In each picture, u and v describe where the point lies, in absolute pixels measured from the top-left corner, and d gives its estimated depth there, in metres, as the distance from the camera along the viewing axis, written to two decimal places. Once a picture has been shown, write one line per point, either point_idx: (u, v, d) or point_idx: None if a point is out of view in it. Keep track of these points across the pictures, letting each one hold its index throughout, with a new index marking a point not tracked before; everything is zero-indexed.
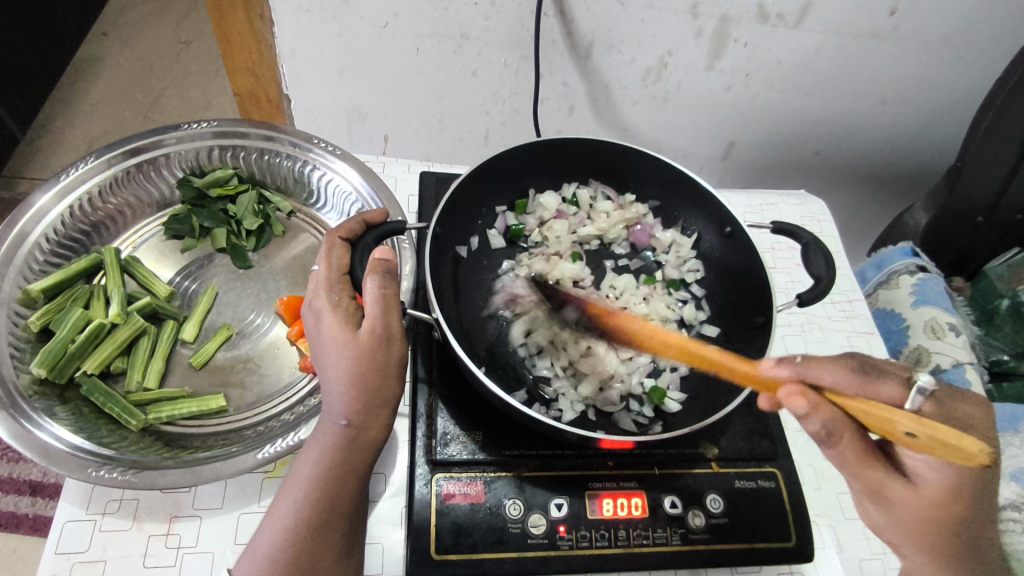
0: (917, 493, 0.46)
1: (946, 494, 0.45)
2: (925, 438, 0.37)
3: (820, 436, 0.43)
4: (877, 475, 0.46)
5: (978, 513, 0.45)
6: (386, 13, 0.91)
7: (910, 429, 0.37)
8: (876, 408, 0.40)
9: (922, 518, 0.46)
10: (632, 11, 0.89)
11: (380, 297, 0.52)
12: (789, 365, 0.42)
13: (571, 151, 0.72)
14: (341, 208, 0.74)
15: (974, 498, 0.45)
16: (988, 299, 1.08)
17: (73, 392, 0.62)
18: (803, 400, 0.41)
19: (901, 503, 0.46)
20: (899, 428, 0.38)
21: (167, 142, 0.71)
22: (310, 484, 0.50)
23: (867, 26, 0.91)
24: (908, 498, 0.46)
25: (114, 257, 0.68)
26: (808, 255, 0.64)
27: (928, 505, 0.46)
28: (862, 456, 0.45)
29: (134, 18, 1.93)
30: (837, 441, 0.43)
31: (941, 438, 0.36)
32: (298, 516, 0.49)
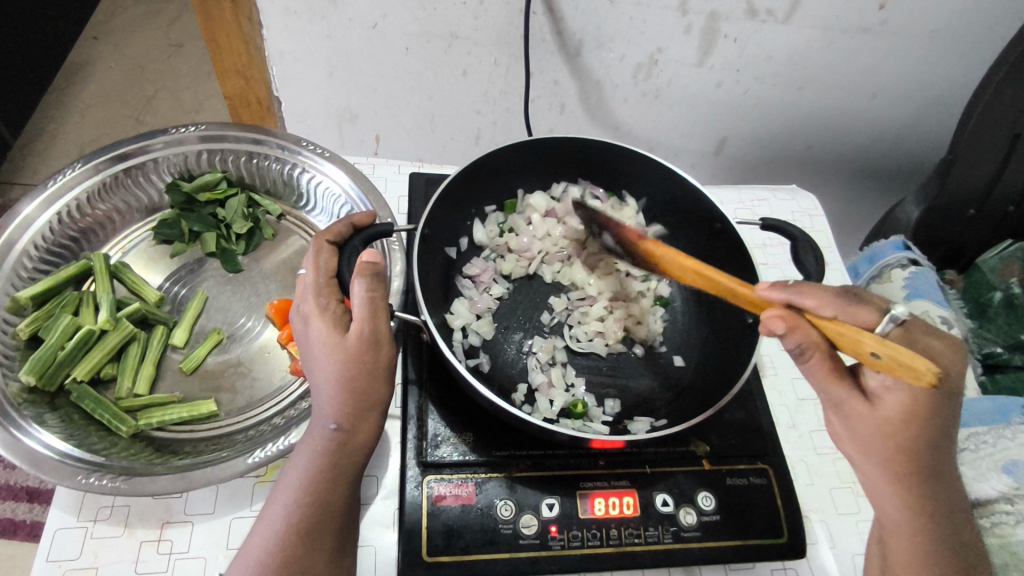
0: (878, 412, 0.46)
1: (910, 411, 0.46)
2: (887, 358, 0.39)
3: (799, 355, 0.45)
4: (845, 389, 0.47)
5: (935, 433, 0.46)
6: (374, 13, 0.92)
7: (874, 350, 0.40)
8: (849, 330, 0.42)
9: (877, 435, 0.47)
10: (621, 8, 0.90)
11: (369, 299, 0.51)
12: (778, 289, 0.46)
13: (559, 150, 0.71)
14: (330, 210, 0.74)
15: (929, 416, 0.45)
16: (982, 291, 1.08)
17: (64, 399, 0.61)
18: (781, 320, 0.43)
19: (863, 420, 0.47)
20: (868, 351, 0.40)
21: (154, 147, 0.71)
22: (300, 484, 0.50)
23: (858, 19, 0.91)
24: (867, 415, 0.47)
25: (103, 263, 0.68)
26: (798, 253, 0.63)
27: (889, 420, 0.46)
28: (825, 370, 0.46)
29: (125, 21, 1.93)
30: (809, 357, 0.45)
31: (897, 357, 0.39)
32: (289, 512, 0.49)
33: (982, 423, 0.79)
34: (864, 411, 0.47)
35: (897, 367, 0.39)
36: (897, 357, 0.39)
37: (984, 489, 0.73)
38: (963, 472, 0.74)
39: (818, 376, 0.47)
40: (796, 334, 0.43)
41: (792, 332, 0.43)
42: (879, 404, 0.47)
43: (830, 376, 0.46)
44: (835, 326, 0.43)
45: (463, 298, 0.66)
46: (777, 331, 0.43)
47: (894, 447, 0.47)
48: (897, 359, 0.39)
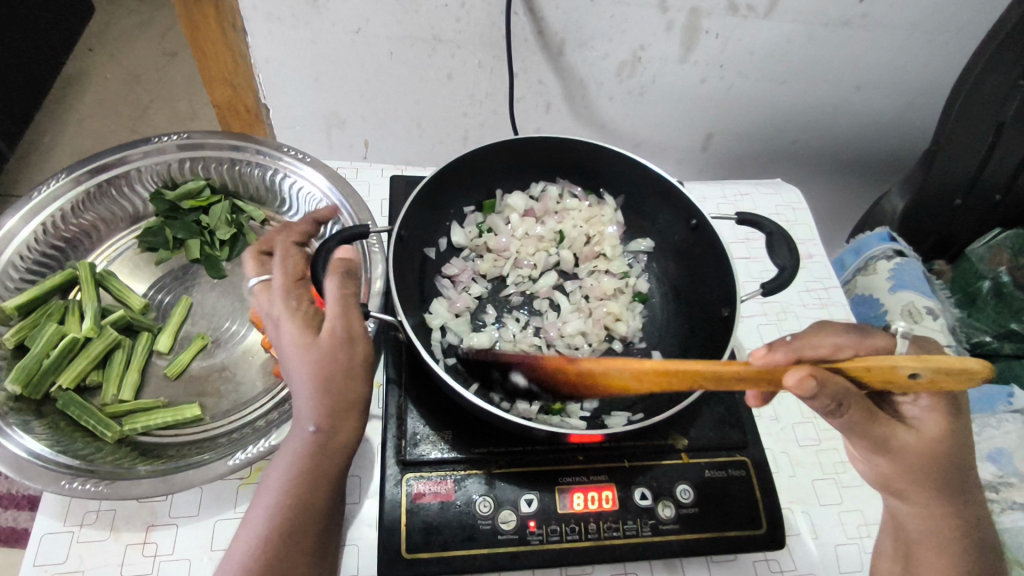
0: (921, 436, 0.48)
1: (944, 433, 0.48)
2: (932, 375, 0.38)
3: (834, 408, 0.41)
4: (887, 428, 0.46)
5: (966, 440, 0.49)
6: (357, 19, 0.92)
7: (913, 370, 0.39)
8: (874, 360, 0.40)
9: (922, 459, 0.48)
10: (601, 7, 0.90)
11: (340, 297, 0.53)
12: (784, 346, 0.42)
13: (536, 149, 0.71)
14: (312, 213, 0.75)
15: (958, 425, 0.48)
16: (971, 281, 1.09)
17: (50, 406, 0.62)
18: (811, 379, 0.39)
19: (912, 451, 0.48)
20: (907, 371, 0.39)
21: (133, 157, 0.72)
22: (285, 484, 0.50)
23: (839, 12, 0.91)
24: (913, 441, 0.47)
25: (88, 271, 0.69)
26: (773, 245, 0.64)
27: (930, 443, 0.48)
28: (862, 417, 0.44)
29: (119, 32, 1.95)
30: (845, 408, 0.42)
31: (944, 368, 0.38)
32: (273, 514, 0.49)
33: None
34: (913, 439, 0.48)
35: (946, 380, 0.38)
36: (943, 369, 0.37)
37: None
38: None
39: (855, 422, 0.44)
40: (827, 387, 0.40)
41: (822, 388, 0.40)
42: (918, 427, 0.48)
43: (864, 419, 0.45)
44: (854, 362, 0.41)
45: (441, 298, 0.66)
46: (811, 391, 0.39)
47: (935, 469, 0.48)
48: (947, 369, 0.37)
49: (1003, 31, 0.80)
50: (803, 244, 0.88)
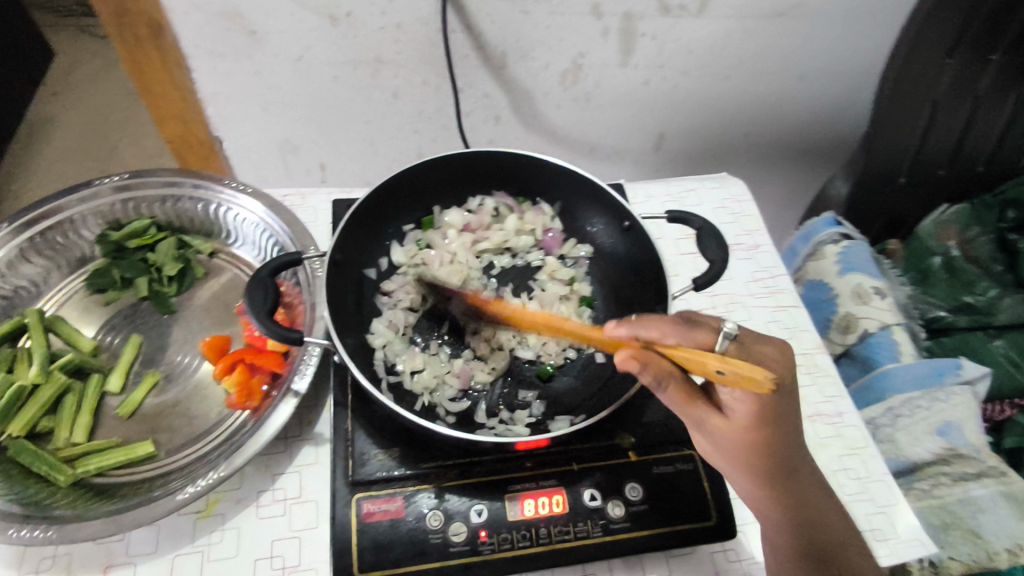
0: (732, 425, 0.50)
1: (753, 421, 0.50)
2: (730, 374, 0.43)
3: (655, 385, 0.48)
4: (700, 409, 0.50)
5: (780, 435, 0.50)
6: (298, 47, 0.94)
7: (717, 368, 0.44)
8: (690, 355, 0.46)
9: (736, 443, 0.51)
10: (536, 18, 0.92)
11: None
12: (624, 326, 0.48)
13: (469, 164, 0.73)
14: (256, 241, 0.77)
15: (774, 415, 0.49)
16: (921, 258, 1.11)
17: (2, 455, 0.63)
18: (634, 362, 0.46)
19: (722, 434, 0.51)
20: (713, 369, 0.44)
21: (74, 203, 0.73)
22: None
23: (768, 7, 0.93)
24: (722, 427, 0.51)
25: (36, 318, 0.70)
26: (702, 240, 0.66)
27: (739, 431, 0.50)
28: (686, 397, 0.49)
29: (83, 75, 1.96)
30: (667, 385, 0.48)
31: (742, 373, 0.43)
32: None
33: (916, 387, 0.81)
34: (721, 424, 0.51)
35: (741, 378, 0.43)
36: (739, 373, 0.43)
37: (918, 453, 0.78)
38: (898, 439, 0.79)
39: (674, 402, 0.50)
40: (650, 368, 0.47)
41: (645, 367, 0.47)
42: (732, 417, 0.50)
43: (682, 399, 0.49)
44: (679, 354, 0.47)
45: (380, 316, 0.67)
46: (636, 372, 0.47)
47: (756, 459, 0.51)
48: (740, 374, 0.43)
49: (919, 19, 0.82)
50: (749, 236, 0.89)
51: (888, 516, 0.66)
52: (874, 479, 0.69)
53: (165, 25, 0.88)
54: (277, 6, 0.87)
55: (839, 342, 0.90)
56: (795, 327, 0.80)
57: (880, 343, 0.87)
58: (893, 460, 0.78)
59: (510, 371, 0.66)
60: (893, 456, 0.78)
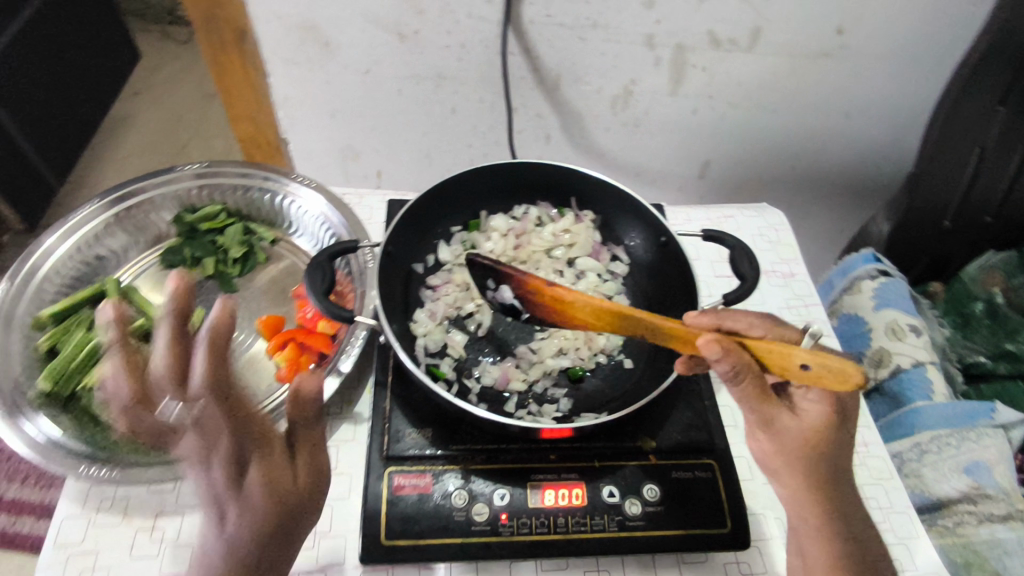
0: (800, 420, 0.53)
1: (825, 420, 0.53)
2: (816, 367, 0.48)
3: (732, 377, 0.49)
4: (771, 407, 0.52)
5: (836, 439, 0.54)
6: (367, 60, 1.01)
7: (805, 360, 0.48)
8: (776, 344, 0.50)
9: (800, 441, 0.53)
10: (591, 45, 0.97)
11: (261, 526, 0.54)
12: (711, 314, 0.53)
13: (516, 174, 0.77)
14: (314, 233, 0.82)
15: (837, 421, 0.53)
16: (964, 303, 1.10)
17: (75, 404, 0.69)
18: (717, 346, 0.49)
19: (788, 431, 0.53)
20: (799, 364, 0.49)
21: (155, 187, 0.80)
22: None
23: (818, 46, 0.96)
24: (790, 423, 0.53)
25: (114, 286, 0.77)
26: (735, 259, 0.69)
27: (805, 428, 0.53)
28: (758, 392, 0.51)
29: (163, 77, 2.11)
30: (742, 380, 0.50)
31: (827, 363, 0.47)
32: (242, 474, 0.55)
33: (945, 425, 0.81)
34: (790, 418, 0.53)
35: (823, 376, 0.48)
36: (827, 364, 0.47)
37: (944, 489, 0.77)
38: (924, 473, 0.78)
39: (743, 399, 0.51)
40: (731, 358, 0.49)
41: (726, 356, 0.49)
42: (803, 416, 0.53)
43: (757, 396, 0.51)
44: (761, 346, 0.50)
45: (422, 308, 0.71)
46: (716, 356, 0.49)
47: (814, 454, 0.53)
48: (828, 365, 0.47)
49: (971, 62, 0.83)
50: (784, 264, 0.91)
51: (907, 548, 0.66)
52: (895, 510, 0.69)
53: (248, 31, 0.96)
54: (351, 23, 0.95)
55: (871, 375, 0.90)
56: None
57: (912, 378, 0.87)
58: (918, 495, 0.78)
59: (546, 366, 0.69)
60: (918, 490, 0.78)
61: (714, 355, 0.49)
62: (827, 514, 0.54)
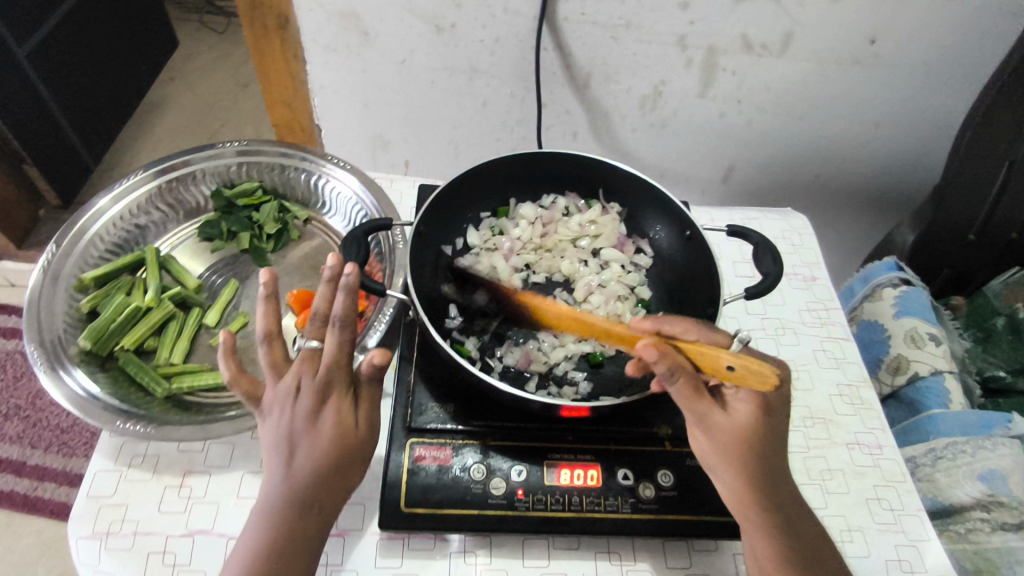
0: (734, 419, 0.55)
1: (757, 419, 0.55)
2: (739, 369, 0.49)
3: (668, 377, 0.51)
4: (705, 405, 0.54)
5: (770, 438, 0.55)
6: (403, 51, 1.04)
7: (729, 363, 0.49)
8: (705, 348, 0.51)
9: (738, 439, 0.54)
10: (624, 44, 0.99)
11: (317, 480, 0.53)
12: (651, 321, 0.55)
13: (546, 164, 0.79)
14: (346, 212, 0.84)
15: (769, 420, 0.55)
16: (985, 317, 1.09)
17: (112, 363, 0.73)
18: (654, 348, 0.50)
19: (722, 430, 0.54)
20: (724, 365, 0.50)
21: (198, 161, 0.83)
22: (253, 543, 0.51)
23: (850, 54, 0.97)
24: (725, 422, 0.54)
25: (154, 254, 0.80)
26: (758, 254, 0.70)
27: (740, 427, 0.54)
28: (692, 391, 0.53)
29: (198, 65, 2.16)
30: (677, 379, 0.52)
31: (748, 366, 0.48)
32: (317, 415, 0.55)
33: (961, 433, 0.82)
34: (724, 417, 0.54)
35: (746, 377, 0.49)
36: (748, 367, 0.48)
37: (958, 495, 0.77)
38: (937, 478, 0.79)
39: (680, 397, 0.53)
40: (666, 359, 0.51)
41: (662, 357, 0.50)
42: (737, 415, 0.55)
43: (691, 396, 0.53)
44: (694, 348, 0.52)
45: (450, 286, 0.73)
46: (653, 359, 0.50)
47: (750, 450, 0.54)
48: (748, 365, 0.48)
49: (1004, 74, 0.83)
50: (806, 268, 0.92)
51: (917, 550, 0.66)
52: (908, 513, 0.69)
53: (290, 18, 0.99)
54: (390, 13, 0.97)
55: (888, 382, 0.91)
56: (845, 359, 0.82)
57: (930, 387, 0.88)
58: (929, 498, 0.78)
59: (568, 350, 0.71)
60: (929, 494, 0.78)
61: (651, 358, 0.50)
62: (766, 509, 0.54)
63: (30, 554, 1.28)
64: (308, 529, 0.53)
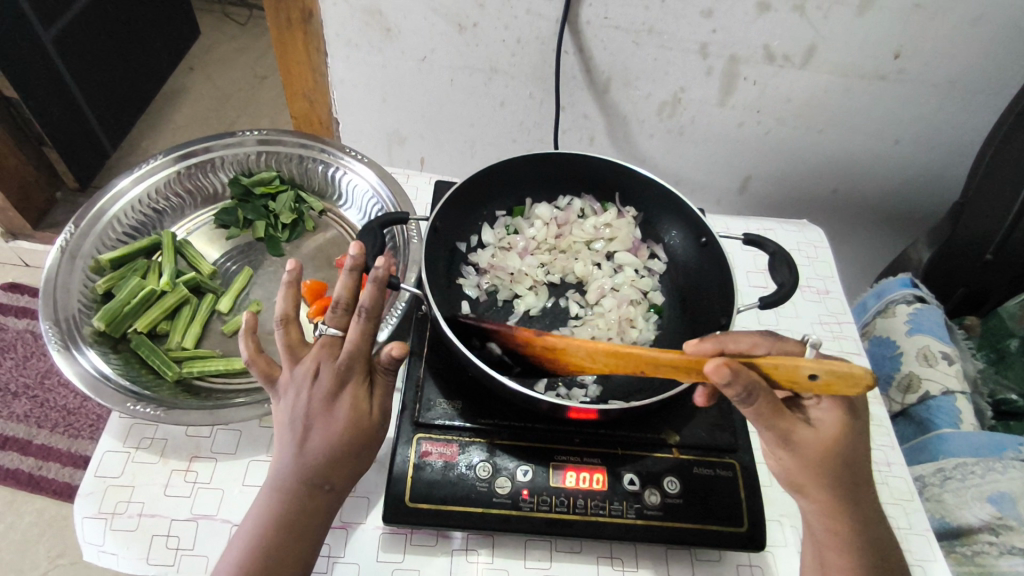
0: (819, 434, 0.54)
1: (841, 432, 0.54)
2: (826, 373, 0.48)
3: (745, 397, 0.49)
4: (789, 421, 0.53)
5: (855, 448, 0.55)
6: (424, 48, 1.04)
7: (814, 369, 0.49)
8: (784, 360, 0.50)
9: (823, 454, 0.54)
10: (645, 50, 0.99)
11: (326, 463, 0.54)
12: (710, 342, 0.53)
13: (564, 165, 0.79)
14: (362, 205, 0.85)
15: (852, 430, 0.55)
16: (999, 338, 1.08)
17: (125, 345, 0.73)
18: (727, 368, 0.48)
19: (809, 446, 0.54)
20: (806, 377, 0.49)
21: (218, 148, 0.83)
22: (262, 517, 0.52)
23: (872, 68, 0.96)
24: (812, 438, 0.54)
25: (170, 239, 0.81)
26: (774, 264, 0.69)
27: (826, 441, 0.54)
28: (773, 408, 0.51)
29: (218, 55, 2.18)
30: (756, 398, 0.50)
31: (837, 369, 0.48)
32: (333, 400, 0.55)
33: (971, 454, 0.81)
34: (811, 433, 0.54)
35: (836, 380, 0.48)
36: (836, 370, 0.48)
37: (966, 517, 0.77)
38: (946, 498, 0.78)
39: (760, 417, 0.52)
40: (743, 379, 0.49)
41: (737, 377, 0.48)
42: (820, 426, 0.55)
43: (771, 414, 0.52)
44: (768, 362, 0.50)
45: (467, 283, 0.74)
46: (728, 380, 0.48)
47: (835, 464, 0.54)
48: (839, 370, 0.47)
49: None
50: (820, 281, 0.91)
51: (923, 570, 0.66)
52: (915, 532, 0.68)
53: (314, 11, 1.00)
54: (414, 10, 0.98)
55: (897, 400, 0.90)
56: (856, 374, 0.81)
57: (941, 407, 0.87)
58: (937, 518, 0.78)
59: None
60: (937, 515, 0.78)
61: (725, 379, 0.48)
62: (852, 519, 0.55)
63: (31, 532, 1.28)
64: (314, 512, 0.54)
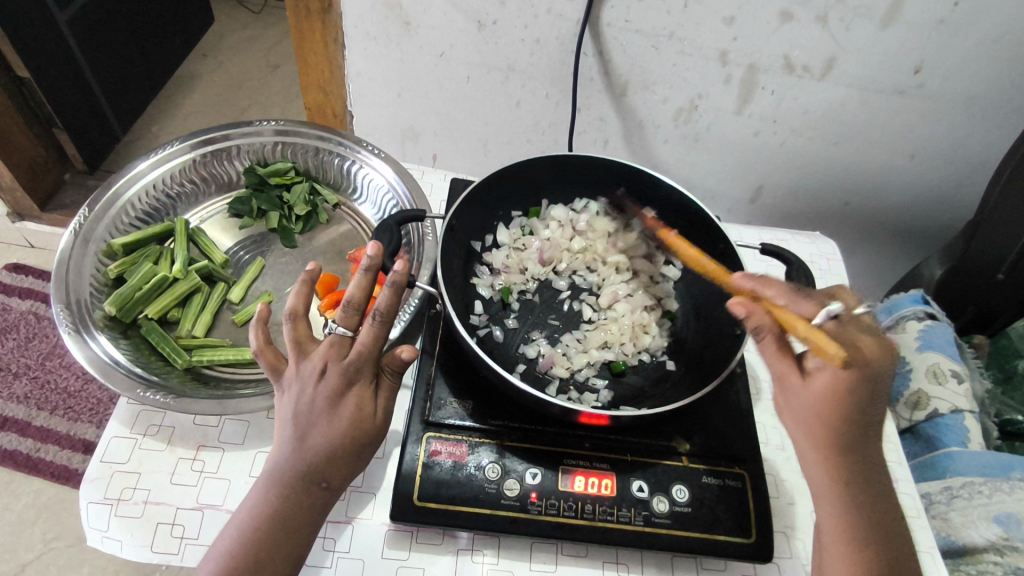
0: (809, 390, 0.53)
1: (837, 393, 0.52)
2: (813, 343, 0.54)
3: (753, 334, 0.55)
4: (784, 367, 0.54)
5: (858, 418, 0.53)
6: (443, 44, 1.04)
7: (805, 335, 0.54)
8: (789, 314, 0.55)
9: (810, 410, 0.53)
10: (665, 55, 0.98)
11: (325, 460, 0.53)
12: (748, 281, 0.61)
13: (581, 167, 0.79)
14: (376, 200, 0.84)
15: (854, 398, 0.52)
16: (1007, 359, 1.09)
17: (135, 331, 0.73)
18: (741, 305, 0.55)
19: (797, 396, 0.54)
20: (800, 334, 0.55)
21: (235, 136, 0.83)
22: (257, 508, 0.52)
23: (892, 82, 0.96)
24: (800, 390, 0.54)
25: (183, 226, 0.81)
26: (792, 275, 0.69)
27: (816, 398, 0.53)
28: (777, 351, 0.55)
29: (231, 43, 2.17)
30: (762, 337, 0.55)
31: (822, 346, 0.53)
32: (337, 400, 0.55)
33: (979, 473, 0.80)
34: (800, 386, 0.54)
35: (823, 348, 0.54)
36: (821, 348, 0.53)
37: (971, 536, 0.77)
38: (951, 517, 0.78)
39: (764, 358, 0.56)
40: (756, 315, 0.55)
41: (750, 314, 0.55)
42: (814, 383, 0.53)
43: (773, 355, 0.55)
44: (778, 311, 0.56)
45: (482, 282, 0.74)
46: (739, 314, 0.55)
47: (827, 427, 0.53)
48: (819, 345, 0.54)
49: None
50: None
51: None
52: (923, 549, 0.68)
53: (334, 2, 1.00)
54: (434, 5, 0.97)
55: (906, 417, 0.90)
56: None
57: (949, 425, 0.87)
58: (942, 537, 0.78)
59: (590, 357, 0.70)
60: (943, 533, 0.78)
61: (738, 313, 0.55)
62: (854, 502, 0.54)
63: (27, 514, 1.28)
64: (309, 507, 0.53)
